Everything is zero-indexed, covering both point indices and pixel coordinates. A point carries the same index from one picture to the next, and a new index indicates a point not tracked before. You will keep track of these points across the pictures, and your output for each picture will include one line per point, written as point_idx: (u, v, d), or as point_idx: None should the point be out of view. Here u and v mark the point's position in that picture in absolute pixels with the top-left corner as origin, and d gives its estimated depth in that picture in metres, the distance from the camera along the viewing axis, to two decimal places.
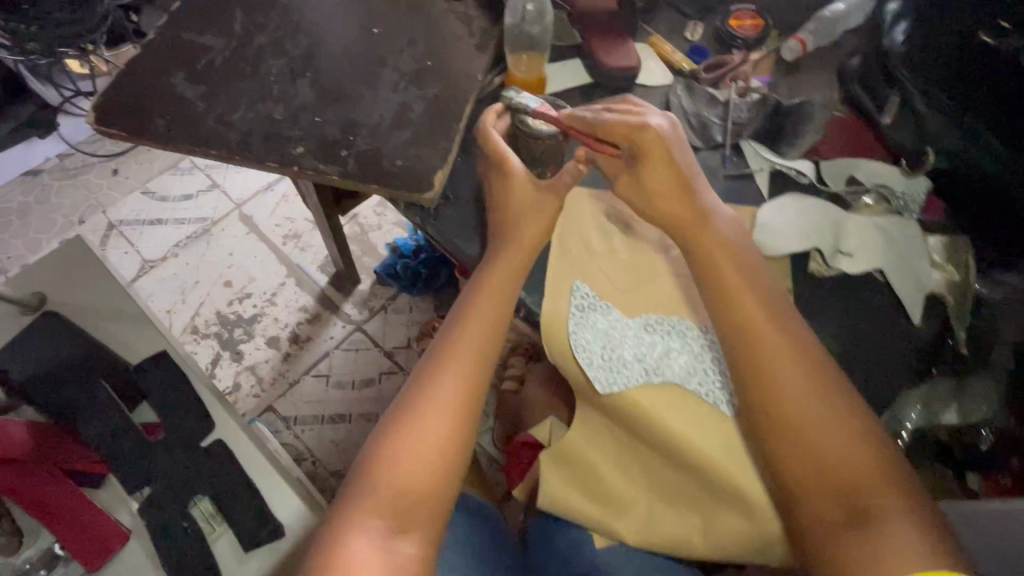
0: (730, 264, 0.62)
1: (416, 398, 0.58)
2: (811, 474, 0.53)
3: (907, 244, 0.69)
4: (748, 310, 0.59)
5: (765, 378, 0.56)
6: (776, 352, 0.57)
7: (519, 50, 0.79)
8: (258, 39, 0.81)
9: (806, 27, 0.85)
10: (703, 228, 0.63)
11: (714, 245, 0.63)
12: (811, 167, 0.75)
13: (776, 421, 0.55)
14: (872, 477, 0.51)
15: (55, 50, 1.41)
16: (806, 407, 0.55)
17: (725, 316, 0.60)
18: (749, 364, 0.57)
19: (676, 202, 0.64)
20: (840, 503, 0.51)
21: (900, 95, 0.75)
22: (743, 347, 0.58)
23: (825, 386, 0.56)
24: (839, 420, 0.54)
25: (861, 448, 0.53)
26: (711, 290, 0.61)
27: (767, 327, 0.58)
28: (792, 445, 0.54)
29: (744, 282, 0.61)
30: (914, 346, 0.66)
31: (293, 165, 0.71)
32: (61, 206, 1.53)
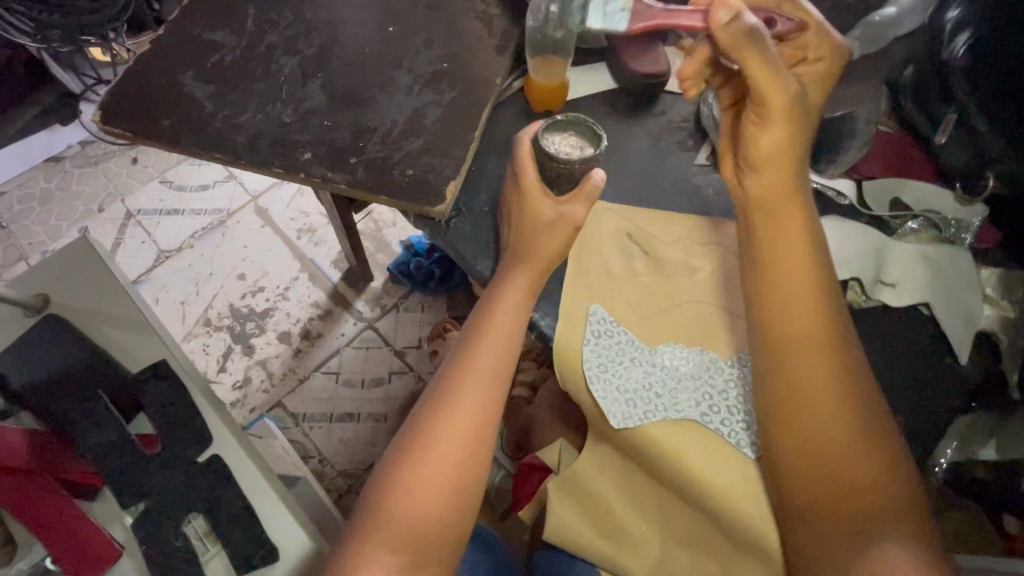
0: (791, 266, 0.57)
1: (428, 426, 0.55)
2: (819, 490, 0.51)
3: (956, 278, 0.65)
4: (795, 318, 0.55)
5: (798, 393, 0.53)
6: (812, 359, 0.54)
7: (541, 52, 0.74)
8: (270, 36, 0.78)
9: (852, 32, 0.78)
10: (783, 216, 0.59)
11: (783, 248, 0.58)
12: (852, 187, 0.70)
13: (798, 434, 0.53)
14: (885, 500, 0.49)
15: (75, 39, 1.31)
16: (832, 423, 0.52)
17: (768, 334, 0.56)
18: (783, 376, 0.54)
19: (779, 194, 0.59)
20: (843, 521, 0.49)
21: (958, 112, 0.68)
22: (780, 364, 0.55)
23: (858, 401, 0.53)
24: (864, 438, 0.51)
25: (881, 468, 0.50)
26: (759, 305, 0.57)
27: (810, 334, 0.55)
28: (809, 459, 0.52)
29: (808, 287, 0.56)
30: (959, 386, 0.62)
31: (301, 172, 0.68)
32: (82, 194, 1.50)
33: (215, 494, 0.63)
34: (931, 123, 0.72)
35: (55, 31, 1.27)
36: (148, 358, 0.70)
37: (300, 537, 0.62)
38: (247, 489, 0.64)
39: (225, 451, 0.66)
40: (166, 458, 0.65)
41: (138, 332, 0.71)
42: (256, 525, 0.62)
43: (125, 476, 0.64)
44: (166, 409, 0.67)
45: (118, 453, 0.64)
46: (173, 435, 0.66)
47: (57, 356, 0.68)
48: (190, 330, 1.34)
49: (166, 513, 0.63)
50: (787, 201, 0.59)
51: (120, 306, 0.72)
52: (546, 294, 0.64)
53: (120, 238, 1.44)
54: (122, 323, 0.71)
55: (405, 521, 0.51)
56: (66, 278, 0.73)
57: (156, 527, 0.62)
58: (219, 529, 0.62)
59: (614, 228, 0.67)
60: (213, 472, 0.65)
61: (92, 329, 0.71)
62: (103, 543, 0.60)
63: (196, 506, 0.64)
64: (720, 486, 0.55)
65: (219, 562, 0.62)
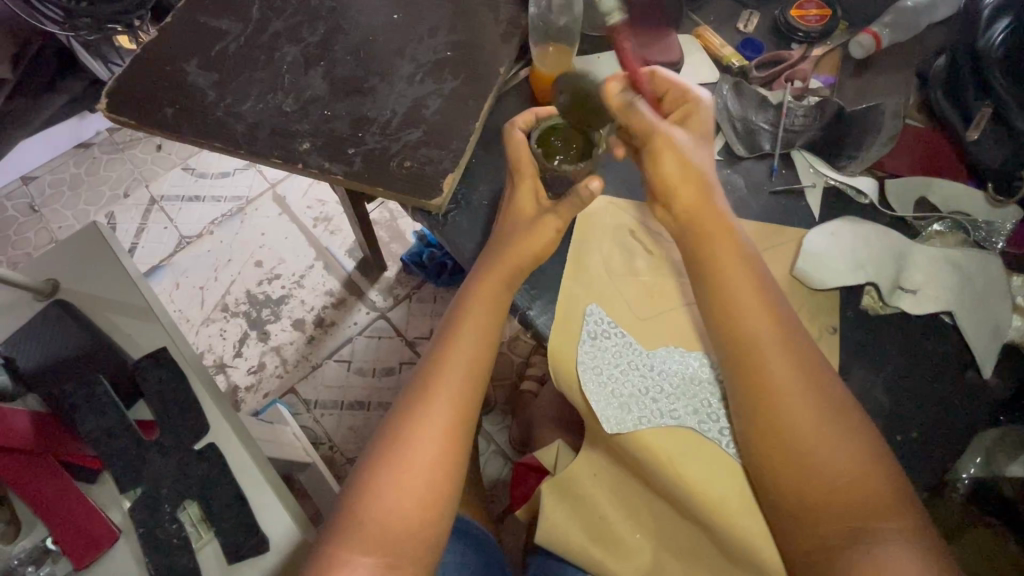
0: (737, 269, 0.54)
1: (401, 430, 0.54)
2: (802, 494, 0.48)
3: (984, 285, 0.60)
4: (754, 319, 0.52)
5: (767, 396, 0.50)
6: (786, 358, 0.51)
7: (548, 41, 0.72)
8: (276, 25, 0.77)
9: (881, 19, 0.74)
10: (715, 225, 0.56)
11: (733, 251, 0.55)
12: (875, 185, 0.66)
13: (772, 439, 0.50)
14: (874, 496, 0.47)
15: (103, 27, 1.17)
16: (807, 422, 0.49)
17: (732, 336, 0.53)
18: (750, 380, 0.51)
19: (704, 205, 0.56)
20: (836, 522, 0.47)
21: (994, 106, 0.64)
22: (744, 367, 0.52)
23: (830, 398, 0.50)
24: (841, 434, 0.49)
25: (866, 464, 0.48)
26: (715, 311, 0.54)
27: (770, 334, 0.52)
28: (787, 463, 0.49)
29: (752, 290, 0.53)
30: (983, 400, 0.58)
31: (298, 163, 0.67)
32: (109, 178, 1.53)
33: (210, 483, 0.65)
34: (964, 118, 0.67)
35: (85, 19, 1.16)
36: (150, 345, 0.71)
37: (290, 528, 0.63)
38: (241, 478, 0.65)
39: (221, 439, 0.67)
40: (163, 445, 0.66)
41: (142, 320, 0.72)
42: (248, 514, 0.63)
43: (123, 462, 0.65)
44: (165, 396, 0.68)
45: (117, 439, 0.65)
46: (171, 422, 0.67)
47: (64, 340, 0.70)
48: (208, 315, 1.37)
49: (161, 500, 0.64)
50: (721, 211, 0.56)
51: (125, 293, 0.73)
52: (543, 289, 0.62)
53: (143, 224, 1.47)
54: (127, 311, 0.73)
55: (380, 524, 0.51)
56: (76, 264, 0.75)
57: (152, 513, 0.63)
58: (212, 518, 0.63)
59: (618, 224, 0.64)
60: (209, 460, 0.66)
61: (99, 315, 0.72)
62: (100, 526, 0.62)
63: (190, 494, 0.65)
64: (706, 492, 0.53)
65: (211, 550, 0.63)
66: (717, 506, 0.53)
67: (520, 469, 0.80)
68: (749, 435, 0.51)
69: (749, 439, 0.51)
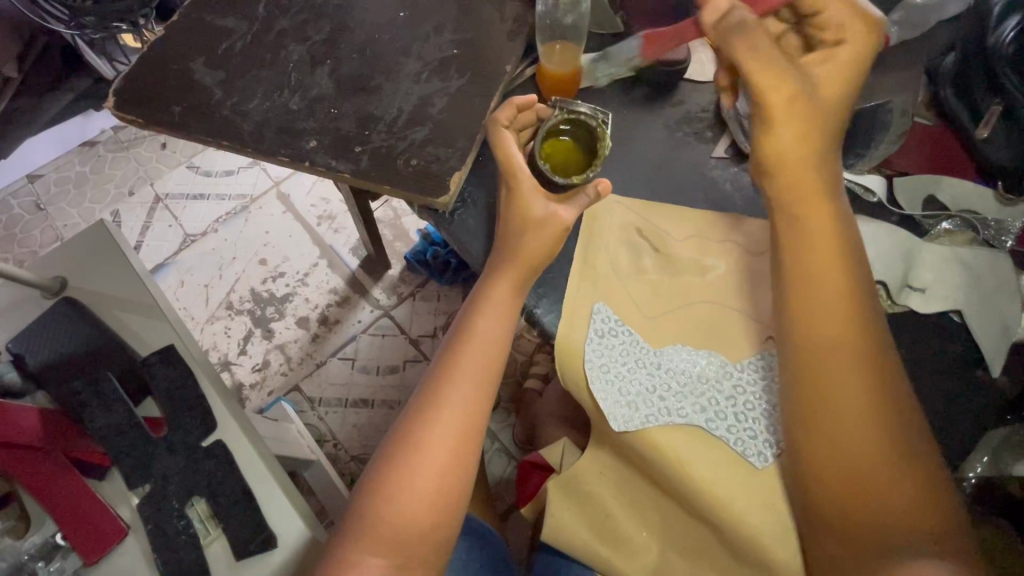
0: (822, 269, 0.51)
1: (413, 431, 0.54)
2: (846, 505, 0.47)
3: (993, 283, 0.60)
4: (828, 325, 0.50)
5: (832, 406, 0.48)
6: (852, 363, 0.48)
7: (553, 39, 0.72)
8: (282, 23, 0.77)
9: (891, 16, 0.74)
10: (812, 216, 0.52)
11: (823, 240, 0.52)
12: (882, 183, 0.66)
13: (826, 444, 0.48)
14: (918, 514, 0.45)
15: (107, 25, 1.17)
16: (869, 437, 0.47)
17: (802, 343, 0.50)
18: (811, 381, 0.49)
19: (801, 147, 0.53)
20: (876, 535, 0.45)
21: (1004, 104, 0.63)
22: (812, 377, 0.49)
23: (897, 413, 0.47)
24: (903, 451, 0.46)
25: (917, 480, 0.46)
26: (788, 318, 0.51)
27: (846, 336, 0.49)
28: (837, 473, 0.47)
29: (825, 287, 0.51)
30: (993, 401, 0.58)
31: (305, 161, 0.68)
32: (114, 177, 1.53)
33: (217, 481, 0.65)
34: (972, 115, 0.67)
35: (91, 18, 1.16)
36: (158, 343, 0.71)
37: (297, 525, 0.63)
38: (247, 475, 0.66)
39: (228, 436, 0.68)
40: (171, 442, 0.67)
41: (149, 318, 0.73)
42: (254, 511, 0.63)
43: (131, 458, 0.65)
44: (173, 393, 0.68)
45: (125, 436, 0.66)
46: (179, 419, 0.67)
47: (72, 338, 0.70)
48: (213, 313, 1.37)
49: (169, 497, 0.65)
50: (824, 204, 0.53)
51: (132, 291, 0.74)
52: (550, 287, 0.62)
53: (148, 222, 1.48)
54: (134, 309, 0.73)
55: (392, 524, 0.51)
56: (84, 262, 0.75)
57: (160, 509, 0.64)
58: (220, 514, 0.64)
59: (624, 222, 0.64)
60: (215, 457, 0.66)
61: (107, 313, 0.73)
62: (109, 523, 0.63)
63: (198, 491, 0.65)
64: (723, 494, 0.53)
65: (219, 546, 0.63)
66: (734, 507, 0.53)
67: (525, 467, 0.80)
68: (803, 446, 0.49)
69: (799, 448, 0.49)
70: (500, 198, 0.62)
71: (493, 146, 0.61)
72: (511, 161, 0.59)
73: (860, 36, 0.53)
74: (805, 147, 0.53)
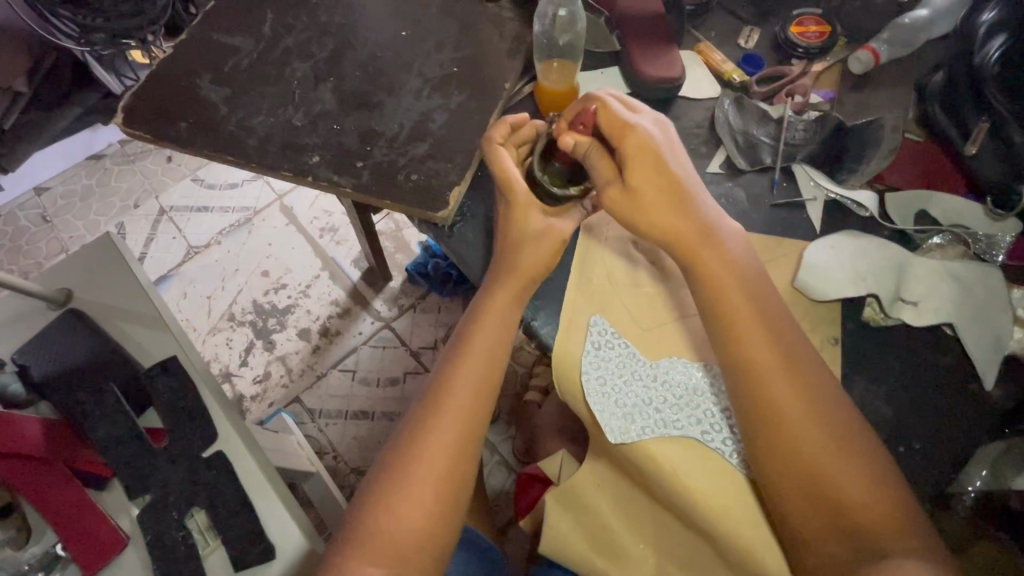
0: (738, 292, 0.54)
1: (410, 441, 0.55)
2: (815, 511, 0.48)
3: (985, 297, 0.61)
4: (757, 344, 0.52)
5: (776, 422, 0.50)
6: (786, 374, 0.51)
7: (549, 58, 0.74)
8: (287, 41, 0.79)
9: (880, 35, 0.75)
10: (718, 244, 0.55)
11: (725, 264, 0.54)
12: (875, 199, 0.66)
13: (784, 452, 0.49)
14: (884, 515, 0.46)
15: (117, 42, 1.20)
16: (818, 446, 0.49)
17: (735, 361, 0.52)
18: (751, 395, 0.51)
19: (662, 208, 0.55)
20: (851, 539, 0.46)
21: (991, 121, 0.65)
22: (752, 395, 0.51)
23: (837, 420, 0.50)
24: (850, 454, 0.48)
25: (873, 481, 0.48)
26: (726, 337, 0.53)
27: (775, 350, 0.52)
28: (800, 483, 0.48)
29: (758, 304, 0.53)
30: (986, 414, 0.58)
31: (308, 176, 0.69)
32: (120, 190, 1.56)
33: (216, 492, 0.65)
34: (961, 132, 0.68)
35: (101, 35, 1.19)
36: (161, 355, 0.72)
37: (295, 536, 0.64)
38: (248, 485, 0.66)
39: (229, 447, 0.68)
40: (172, 453, 0.67)
41: (153, 329, 0.74)
42: (253, 521, 0.64)
43: (132, 468, 0.66)
44: (175, 404, 0.69)
45: (126, 446, 0.66)
46: (180, 430, 0.68)
47: (76, 348, 0.71)
48: (215, 325, 1.38)
49: (169, 507, 0.65)
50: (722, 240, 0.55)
51: (136, 302, 0.75)
52: (548, 299, 0.63)
53: (153, 234, 1.49)
54: (139, 321, 0.74)
55: (389, 533, 0.52)
56: (89, 273, 0.76)
57: (159, 520, 0.64)
58: (219, 524, 0.64)
59: (621, 234, 0.65)
60: (216, 467, 0.66)
61: (111, 324, 0.74)
62: (110, 533, 0.63)
63: (198, 502, 0.66)
64: (711, 502, 0.54)
65: (217, 558, 0.64)
66: (721, 512, 0.53)
67: (524, 480, 0.80)
68: (759, 459, 0.50)
69: (761, 460, 0.50)
70: (497, 211, 0.63)
71: (488, 162, 0.62)
72: (507, 176, 0.61)
73: (635, 131, 0.56)
74: (671, 191, 0.55)
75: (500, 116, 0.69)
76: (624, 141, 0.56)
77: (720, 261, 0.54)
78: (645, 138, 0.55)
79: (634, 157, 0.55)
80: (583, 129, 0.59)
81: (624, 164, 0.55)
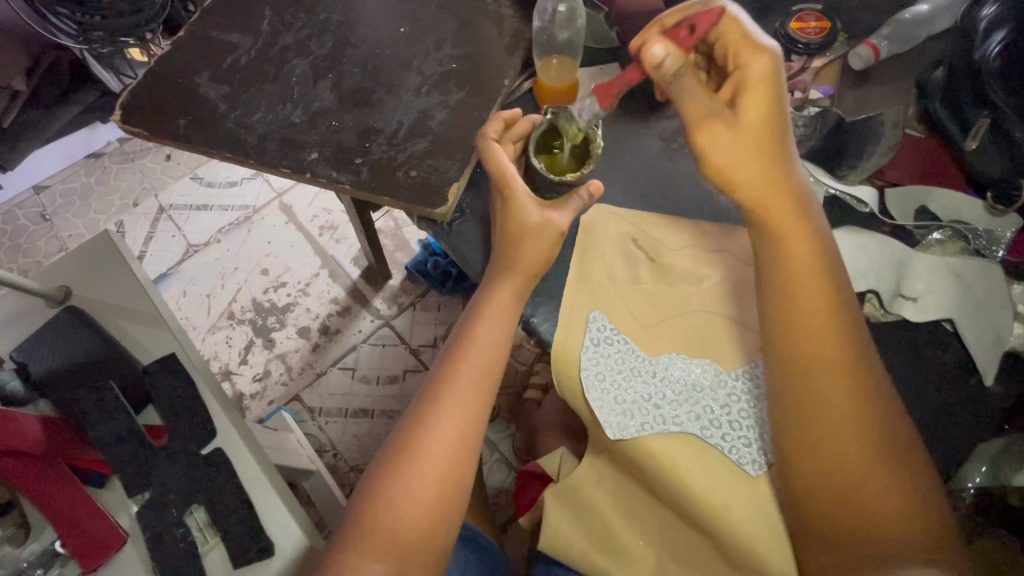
0: (795, 277, 0.52)
1: (412, 439, 0.55)
2: (831, 501, 0.49)
3: (985, 292, 0.61)
4: (810, 331, 0.51)
5: (814, 410, 0.50)
6: (829, 360, 0.50)
7: (549, 55, 0.74)
8: (285, 38, 0.79)
9: (880, 31, 0.75)
10: (781, 226, 0.54)
11: (786, 249, 0.53)
12: (875, 195, 0.67)
13: (810, 438, 0.50)
14: (900, 511, 0.47)
15: (115, 39, 1.20)
16: (853, 439, 0.49)
17: (783, 346, 0.52)
18: (788, 377, 0.51)
19: (755, 153, 0.52)
20: (863, 530, 0.47)
21: (992, 116, 0.64)
22: (791, 377, 0.51)
23: (879, 412, 0.49)
24: (881, 445, 0.48)
25: (896, 477, 0.48)
26: (768, 317, 0.53)
27: (826, 335, 0.51)
28: (826, 474, 0.49)
29: (819, 285, 0.52)
30: (986, 410, 0.58)
31: (307, 173, 0.69)
32: (119, 188, 1.55)
33: (215, 489, 0.65)
34: (961, 127, 0.68)
35: (98, 32, 1.18)
36: (160, 353, 0.72)
37: (295, 532, 0.64)
38: (247, 483, 0.66)
39: (227, 444, 0.68)
40: (171, 450, 0.67)
41: (152, 327, 0.74)
42: (252, 518, 0.64)
43: (130, 466, 0.66)
44: (175, 402, 0.69)
45: (126, 444, 0.66)
46: (179, 428, 0.68)
47: (75, 347, 0.71)
48: (214, 323, 1.38)
49: (168, 505, 0.65)
50: (793, 210, 0.53)
51: (135, 300, 0.74)
52: (547, 297, 0.63)
53: (152, 232, 1.49)
54: (138, 318, 0.74)
55: (391, 530, 0.52)
56: (87, 271, 0.76)
57: (158, 517, 0.64)
58: (218, 522, 0.64)
59: (621, 231, 0.65)
60: (215, 465, 0.66)
61: (110, 322, 0.73)
62: (109, 530, 0.63)
63: (197, 499, 0.66)
64: (712, 497, 0.54)
65: (217, 555, 0.64)
66: (729, 508, 0.54)
67: (524, 476, 0.80)
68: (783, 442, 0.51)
69: (787, 445, 0.51)
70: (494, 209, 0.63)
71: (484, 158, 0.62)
72: (505, 173, 0.60)
73: (763, 54, 0.51)
74: (772, 132, 0.52)
75: (496, 112, 0.68)
76: (744, 66, 0.52)
77: (764, 239, 0.54)
78: (771, 64, 0.51)
79: (751, 85, 0.51)
80: (682, 38, 0.54)
81: (742, 93, 0.52)
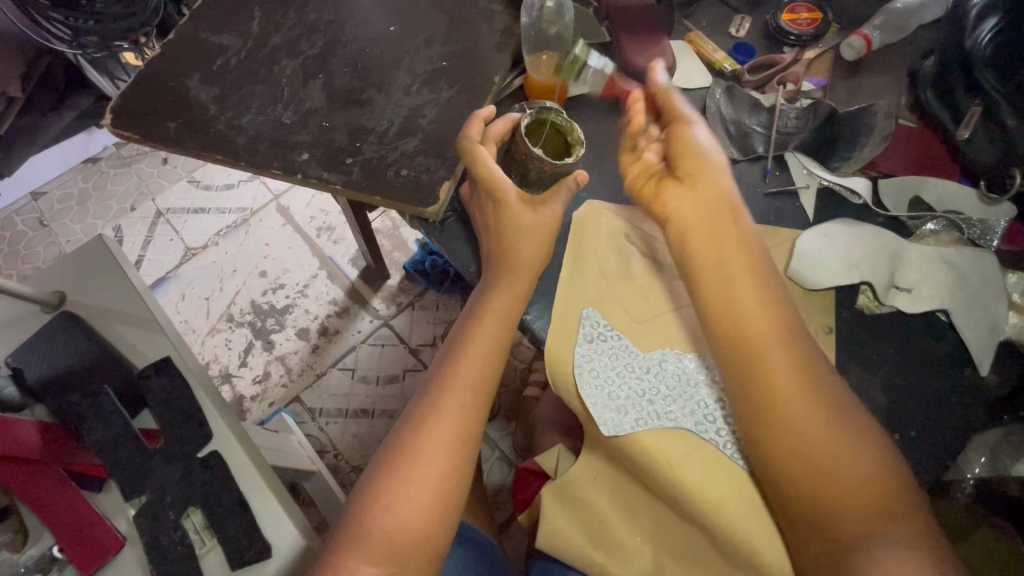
0: (738, 275, 0.55)
1: (407, 442, 0.55)
2: (810, 496, 0.48)
3: (979, 281, 0.61)
4: (757, 326, 0.52)
5: (772, 405, 0.50)
6: (780, 356, 0.51)
7: (539, 50, 0.74)
8: (275, 39, 0.79)
9: (872, 21, 0.75)
10: (727, 228, 0.56)
11: (734, 252, 0.55)
12: (868, 185, 0.66)
13: (779, 435, 0.50)
14: (886, 501, 0.47)
15: (109, 44, 1.20)
16: (817, 429, 0.49)
17: (736, 342, 0.53)
18: (750, 375, 0.51)
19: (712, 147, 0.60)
20: (847, 523, 0.47)
21: (984, 104, 0.64)
22: (752, 374, 0.51)
23: (841, 405, 0.50)
24: (847, 435, 0.49)
25: (868, 465, 0.48)
26: (722, 315, 0.54)
27: (775, 333, 0.52)
28: (799, 467, 0.49)
29: (760, 285, 0.54)
30: (984, 400, 0.58)
31: (298, 173, 0.69)
32: (116, 193, 1.55)
33: (213, 492, 0.66)
34: (954, 115, 0.67)
35: (93, 37, 1.18)
36: (156, 356, 0.72)
37: (293, 534, 0.64)
38: (244, 485, 0.66)
39: (225, 446, 0.68)
40: (168, 454, 0.67)
41: (147, 331, 0.73)
42: (250, 520, 0.64)
43: (127, 470, 0.66)
44: (171, 405, 0.69)
45: (123, 448, 0.66)
46: (176, 430, 0.68)
47: (71, 352, 0.71)
48: (213, 326, 1.38)
49: (165, 508, 0.65)
50: (718, 202, 0.57)
51: (130, 304, 0.74)
52: (540, 293, 0.62)
53: (150, 236, 1.49)
54: (133, 322, 0.74)
55: (387, 535, 0.51)
56: (82, 275, 0.76)
57: (156, 520, 0.65)
58: (216, 524, 0.64)
59: (612, 227, 0.65)
60: (212, 468, 0.66)
61: (106, 327, 0.73)
62: (106, 534, 0.63)
63: (193, 502, 0.66)
64: (704, 494, 0.54)
65: (216, 556, 0.64)
66: (717, 508, 0.53)
67: (522, 473, 0.81)
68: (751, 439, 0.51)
69: (754, 443, 0.51)
70: (482, 206, 0.63)
71: (467, 160, 0.60)
72: (489, 172, 0.59)
73: None
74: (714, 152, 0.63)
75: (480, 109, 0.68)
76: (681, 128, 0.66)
77: (722, 241, 0.56)
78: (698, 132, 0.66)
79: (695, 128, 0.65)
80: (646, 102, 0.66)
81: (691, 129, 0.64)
